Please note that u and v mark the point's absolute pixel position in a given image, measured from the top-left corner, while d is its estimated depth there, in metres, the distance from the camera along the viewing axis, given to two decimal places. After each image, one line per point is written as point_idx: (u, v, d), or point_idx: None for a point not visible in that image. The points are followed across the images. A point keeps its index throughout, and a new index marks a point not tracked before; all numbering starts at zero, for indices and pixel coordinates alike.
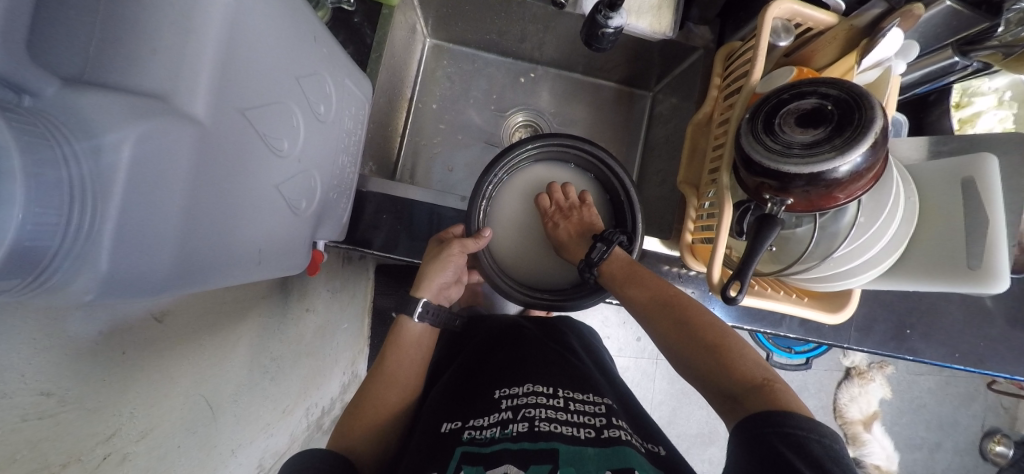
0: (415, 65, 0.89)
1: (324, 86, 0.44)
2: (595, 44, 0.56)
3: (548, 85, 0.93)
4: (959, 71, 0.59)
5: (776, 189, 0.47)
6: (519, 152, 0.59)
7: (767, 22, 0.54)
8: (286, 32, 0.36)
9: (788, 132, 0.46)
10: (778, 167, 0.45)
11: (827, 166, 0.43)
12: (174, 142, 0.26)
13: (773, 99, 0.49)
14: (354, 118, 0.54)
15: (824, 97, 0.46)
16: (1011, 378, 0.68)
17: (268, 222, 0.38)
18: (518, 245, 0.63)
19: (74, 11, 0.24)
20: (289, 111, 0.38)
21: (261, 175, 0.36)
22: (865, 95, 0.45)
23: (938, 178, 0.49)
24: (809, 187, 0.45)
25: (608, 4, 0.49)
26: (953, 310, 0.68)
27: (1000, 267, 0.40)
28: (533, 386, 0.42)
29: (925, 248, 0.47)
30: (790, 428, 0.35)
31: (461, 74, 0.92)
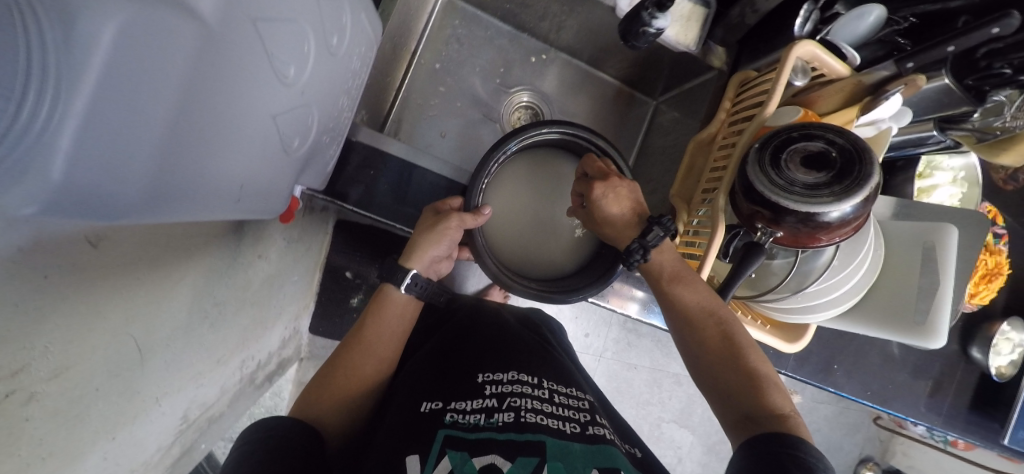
0: (425, 16, 0.82)
1: (341, 15, 0.39)
2: (631, 41, 0.54)
3: (557, 71, 0.90)
4: (931, 144, 0.63)
5: (768, 219, 0.49)
6: (530, 135, 0.57)
7: (789, 59, 0.55)
8: None
9: (792, 170, 0.48)
10: (779, 201, 0.47)
11: (823, 209, 0.45)
12: (167, 35, 0.21)
13: (783, 134, 0.51)
14: (361, 59, 0.48)
15: (831, 143, 0.49)
16: (904, 419, 0.78)
17: (256, 156, 0.33)
18: (513, 230, 0.60)
19: None
20: (302, 34, 0.33)
21: (260, 100, 0.30)
22: (867, 149, 0.47)
23: (902, 238, 0.53)
24: (802, 225, 0.48)
25: (657, 3, 0.48)
26: (871, 354, 0.77)
27: (940, 325, 0.46)
28: (518, 374, 0.42)
29: (881, 298, 0.52)
30: (799, 452, 0.39)
31: (471, 38, 0.87)
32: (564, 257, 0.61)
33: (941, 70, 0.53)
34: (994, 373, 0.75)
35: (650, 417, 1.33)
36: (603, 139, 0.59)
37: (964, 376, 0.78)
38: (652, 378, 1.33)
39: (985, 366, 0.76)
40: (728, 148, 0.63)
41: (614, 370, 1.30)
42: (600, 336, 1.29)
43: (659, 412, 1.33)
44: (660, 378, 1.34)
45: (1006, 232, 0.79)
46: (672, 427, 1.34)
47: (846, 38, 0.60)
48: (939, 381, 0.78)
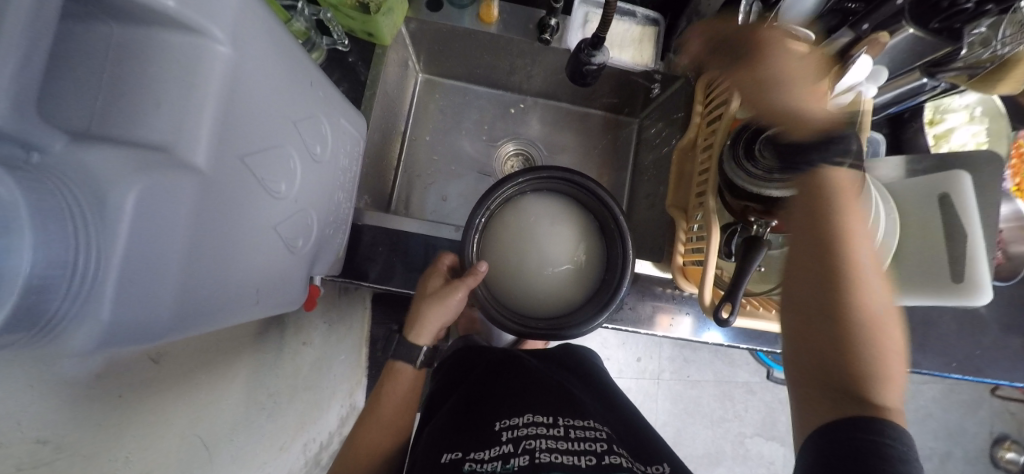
0: (407, 101, 0.85)
1: (321, 127, 0.45)
2: (581, 79, 0.59)
3: (538, 115, 0.89)
4: (928, 92, 0.63)
5: (761, 211, 0.50)
6: (508, 185, 0.60)
7: (743, 53, 0.55)
8: (285, 77, 0.38)
9: (768, 156, 0.48)
10: (762, 189, 0.47)
11: (808, 186, 0.44)
12: (175, 189, 0.27)
13: (752, 126, 0.51)
14: (348, 156, 0.55)
15: None
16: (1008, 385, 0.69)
17: (267, 260, 0.39)
18: (513, 275, 0.60)
19: (78, 70, 0.25)
20: (287, 154, 0.39)
21: (260, 216, 0.37)
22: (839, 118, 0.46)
23: (914, 197, 0.51)
24: (793, 206, 0.48)
25: (591, 43, 0.52)
26: (945, 319, 0.70)
27: (981, 280, 0.43)
28: (533, 416, 0.43)
29: (906, 261, 0.49)
30: (884, 440, 0.34)
31: (452, 107, 0.87)
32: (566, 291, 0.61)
33: (901, 22, 0.52)
34: None
35: (729, 435, 1.22)
36: (578, 174, 0.61)
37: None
38: (720, 391, 1.23)
39: None
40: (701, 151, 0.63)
41: (676, 390, 1.22)
42: (650, 358, 1.23)
43: (739, 428, 1.22)
44: (730, 391, 1.23)
45: None
46: (758, 441, 1.22)
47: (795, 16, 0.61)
48: None
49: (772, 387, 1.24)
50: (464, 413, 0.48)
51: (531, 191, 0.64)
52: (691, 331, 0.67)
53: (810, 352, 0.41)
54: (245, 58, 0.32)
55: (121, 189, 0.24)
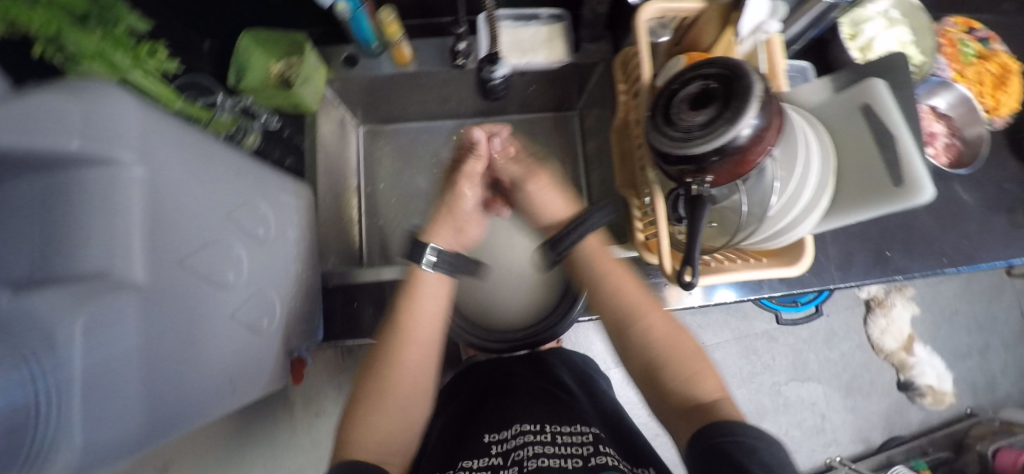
0: (354, 156, 0.81)
1: (259, 209, 0.47)
2: (492, 94, 0.62)
3: None
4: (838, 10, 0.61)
5: (694, 171, 0.48)
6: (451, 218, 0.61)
7: (640, 24, 0.52)
8: (209, 177, 0.40)
9: (686, 117, 0.49)
10: (687, 151, 0.46)
11: (727, 135, 0.44)
12: (120, 308, 0.28)
13: (665, 92, 0.52)
14: (300, 227, 0.56)
15: (707, 77, 0.49)
16: (1009, 264, 0.70)
17: (230, 348, 0.41)
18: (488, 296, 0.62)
19: (14, 225, 0.27)
20: (227, 245, 0.41)
21: (211, 309, 0.39)
22: (740, 64, 0.47)
23: (841, 116, 0.52)
24: (722, 158, 0.47)
25: (488, 60, 0.57)
26: (924, 219, 0.70)
27: (918, 175, 0.41)
28: (521, 425, 0.43)
29: (850, 180, 0.49)
30: (736, 435, 0.35)
31: (399, 150, 0.84)
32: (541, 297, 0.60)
33: None
34: None
35: (765, 388, 1.20)
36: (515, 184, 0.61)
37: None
38: (743, 347, 1.20)
39: None
40: (630, 130, 0.62)
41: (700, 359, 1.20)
42: None
43: (772, 377, 1.20)
44: (752, 344, 1.21)
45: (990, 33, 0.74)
46: (795, 387, 1.20)
47: None
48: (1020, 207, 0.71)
49: (792, 329, 1.22)
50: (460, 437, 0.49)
51: (478, 215, 0.64)
52: (703, 297, 0.66)
53: (652, 389, 0.48)
54: (161, 170, 0.33)
55: (64, 327, 0.25)
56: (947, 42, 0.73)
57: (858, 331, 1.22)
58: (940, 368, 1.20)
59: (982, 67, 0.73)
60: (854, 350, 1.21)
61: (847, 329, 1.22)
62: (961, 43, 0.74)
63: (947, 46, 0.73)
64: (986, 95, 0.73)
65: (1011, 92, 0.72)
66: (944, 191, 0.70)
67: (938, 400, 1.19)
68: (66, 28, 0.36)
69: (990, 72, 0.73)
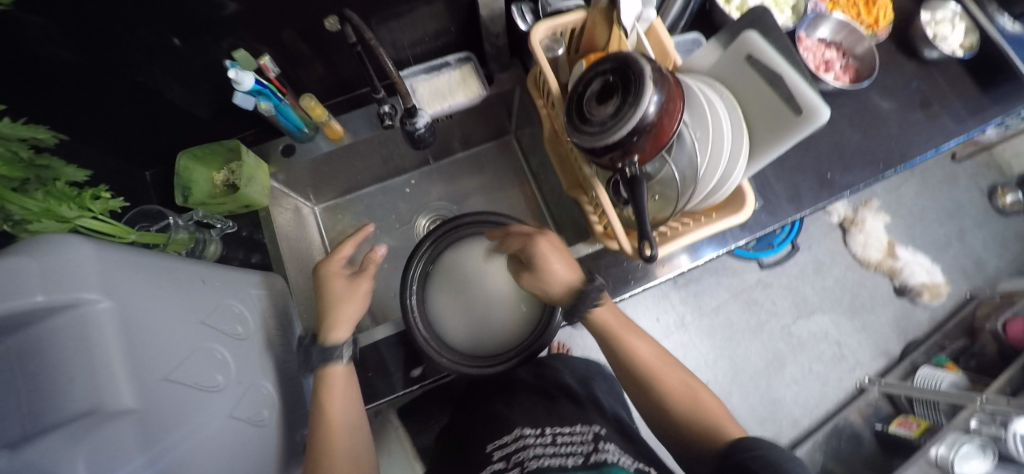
0: (317, 236, 0.82)
1: (233, 309, 0.48)
2: (421, 143, 0.66)
3: (433, 180, 0.88)
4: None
5: (621, 156, 0.51)
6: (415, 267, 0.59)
7: (535, 45, 0.57)
8: (176, 291, 0.41)
9: (596, 113, 0.50)
10: (606, 142, 0.48)
11: (635, 118, 0.46)
12: (121, 438, 0.29)
13: (574, 95, 0.54)
14: (278, 315, 0.57)
15: (604, 72, 0.51)
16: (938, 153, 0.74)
17: (236, 448, 0.42)
18: (474, 332, 0.58)
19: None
20: (210, 350, 0.43)
21: (210, 415, 0.40)
22: (628, 53, 0.49)
23: (732, 68, 0.55)
24: (641, 137, 0.48)
25: (408, 114, 0.61)
26: (849, 135, 0.74)
27: (810, 100, 0.44)
28: (522, 430, 0.46)
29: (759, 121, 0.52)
30: (756, 450, 0.39)
31: (358, 218, 0.85)
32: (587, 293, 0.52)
33: None
34: (962, 55, 0.77)
35: (775, 334, 1.21)
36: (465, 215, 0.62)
37: (932, 83, 0.78)
38: (743, 302, 1.23)
39: (944, 54, 0.77)
40: (559, 137, 0.64)
41: (707, 325, 1.21)
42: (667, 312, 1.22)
43: (779, 322, 1.22)
44: (751, 296, 1.24)
45: None
46: (803, 323, 1.22)
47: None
48: (928, 100, 0.77)
49: (782, 270, 1.25)
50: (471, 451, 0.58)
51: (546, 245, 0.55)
52: (690, 259, 0.68)
53: (668, 427, 0.51)
54: (129, 299, 0.35)
55: None
56: None
57: (843, 253, 1.25)
58: (927, 263, 1.24)
59: None
60: (846, 272, 1.24)
61: (833, 255, 1.25)
62: None
63: None
64: (862, 13, 0.79)
65: (882, 4, 0.79)
66: (857, 106, 0.76)
67: (937, 294, 1.22)
68: (8, 196, 0.38)
69: None
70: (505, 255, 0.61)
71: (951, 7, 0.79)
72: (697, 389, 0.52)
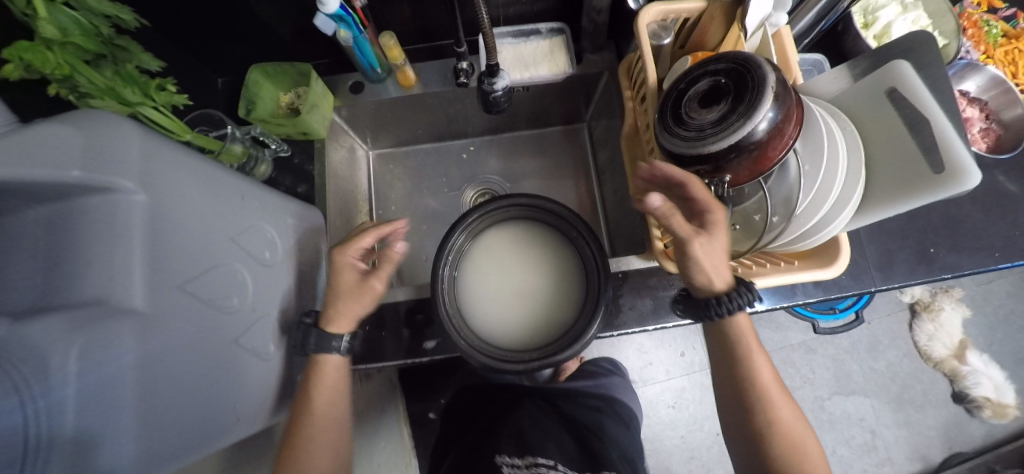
0: (366, 181, 0.79)
1: (266, 235, 0.46)
2: (493, 107, 0.60)
3: (493, 152, 0.82)
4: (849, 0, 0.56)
5: (711, 171, 0.44)
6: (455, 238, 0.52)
7: (642, 29, 0.51)
8: (211, 201, 0.39)
9: (697, 116, 0.43)
10: (703, 150, 0.41)
11: (744, 130, 0.39)
12: (117, 339, 0.27)
13: (672, 91, 0.47)
14: (307, 252, 0.55)
15: (715, 72, 0.44)
16: None
17: (236, 376, 0.40)
18: (499, 319, 0.53)
19: (21, 254, 0.27)
20: (233, 270, 0.41)
21: (216, 336, 0.37)
22: (751, 56, 0.42)
23: (864, 104, 0.47)
24: (740, 155, 0.42)
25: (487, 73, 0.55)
26: (969, 210, 0.64)
27: (964, 160, 0.36)
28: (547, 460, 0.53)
29: (882, 171, 0.44)
30: None
31: (408, 172, 0.81)
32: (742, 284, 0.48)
33: None
34: None
35: (806, 403, 1.11)
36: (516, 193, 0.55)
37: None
38: (779, 361, 1.13)
39: None
40: (639, 135, 0.57)
41: None
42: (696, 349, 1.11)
43: (814, 391, 1.12)
44: (789, 357, 1.13)
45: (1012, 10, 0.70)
46: (839, 401, 1.11)
47: None
48: None
49: (831, 338, 1.14)
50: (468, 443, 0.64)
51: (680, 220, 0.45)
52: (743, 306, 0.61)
53: (751, 463, 0.51)
54: (162, 198, 0.32)
55: (60, 353, 0.24)
56: (968, 23, 0.69)
57: (903, 338, 1.13)
58: (997, 379, 1.09)
59: (1011, 46, 0.69)
60: (903, 361, 1.12)
61: (892, 337, 1.13)
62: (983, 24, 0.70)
63: (969, 27, 0.69)
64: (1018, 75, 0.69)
65: None
66: (989, 180, 0.65)
67: (1001, 414, 1.08)
68: (80, 68, 0.37)
69: (1020, 50, 0.68)
70: (546, 246, 0.56)
71: None
72: (803, 436, 0.50)
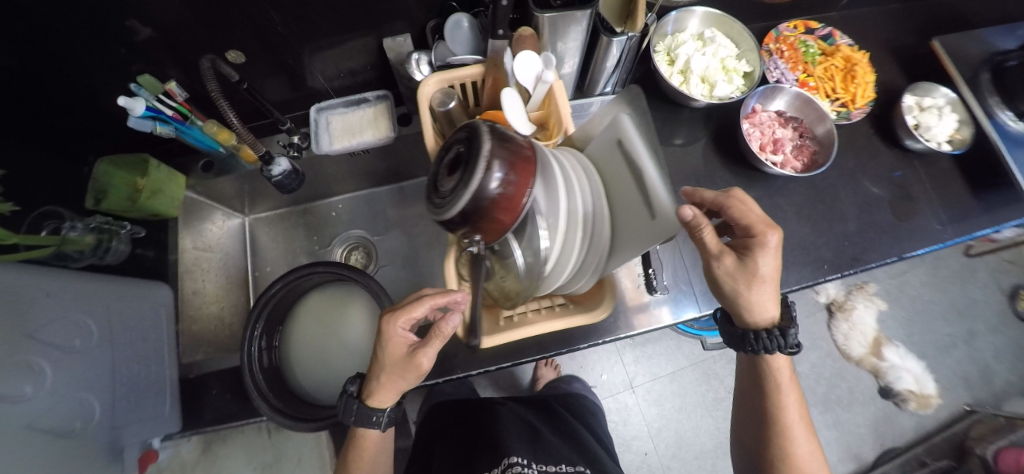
0: (239, 243, 0.85)
1: (80, 322, 0.50)
2: (285, 187, 0.73)
3: (359, 209, 0.90)
4: (625, 60, 0.63)
5: (468, 230, 0.45)
6: (262, 304, 0.54)
7: (422, 97, 0.53)
8: (9, 300, 0.43)
9: (446, 182, 0.45)
10: (450, 215, 0.43)
11: (473, 195, 0.41)
12: None
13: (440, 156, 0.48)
14: (146, 327, 0.60)
15: (461, 138, 0.46)
16: (903, 260, 0.65)
17: (35, 459, 0.42)
18: (324, 374, 0.57)
19: None
20: (28, 362, 0.43)
21: (5, 424, 0.40)
22: (481, 123, 0.44)
23: (606, 147, 0.47)
24: (483, 215, 0.43)
25: (263, 161, 0.67)
26: (795, 225, 0.67)
27: (664, 208, 0.37)
28: (511, 459, 0.54)
29: (621, 215, 0.45)
30: None
31: (282, 233, 0.89)
32: (786, 306, 0.49)
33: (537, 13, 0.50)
34: (949, 149, 0.67)
35: None
36: (322, 263, 0.56)
37: (915, 176, 0.70)
38: None
39: (931, 149, 0.68)
40: None
41: None
42: None
43: None
44: None
45: (828, 30, 0.75)
46: None
47: (465, 45, 0.58)
48: (909, 194, 0.69)
49: None
50: (453, 447, 0.66)
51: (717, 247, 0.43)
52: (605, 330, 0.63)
53: None
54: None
55: None
56: (784, 46, 0.74)
57: (824, 338, 1.16)
58: (916, 370, 1.13)
59: (828, 63, 0.72)
60: (825, 359, 1.15)
61: (813, 338, 1.16)
62: (802, 44, 0.74)
63: (786, 49, 0.73)
64: (839, 89, 0.71)
65: (863, 82, 0.70)
66: (810, 191, 0.69)
67: (924, 404, 1.11)
68: None
69: (837, 66, 0.72)
70: (366, 311, 0.60)
71: (941, 90, 0.70)
72: None
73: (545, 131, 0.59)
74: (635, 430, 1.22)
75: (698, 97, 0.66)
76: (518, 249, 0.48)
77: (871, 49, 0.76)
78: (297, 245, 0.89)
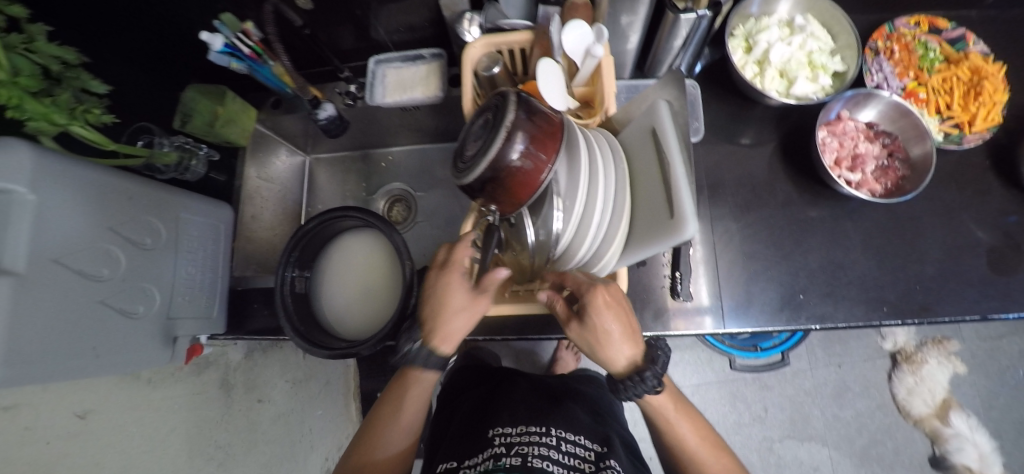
0: (298, 181, 0.93)
1: (152, 225, 0.58)
2: (330, 132, 0.78)
3: (406, 166, 0.94)
4: (693, 42, 0.57)
5: (485, 199, 0.46)
6: (301, 235, 0.59)
7: (467, 61, 0.54)
8: (98, 196, 0.51)
9: (470, 150, 0.45)
10: (466, 180, 0.43)
11: (489, 165, 0.40)
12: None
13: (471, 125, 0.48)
14: (206, 239, 0.68)
15: (491, 107, 0.45)
16: (990, 319, 0.55)
17: (104, 328, 0.52)
18: (345, 308, 0.63)
19: None
20: (108, 249, 0.52)
21: (87, 296, 0.49)
22: (510, 93, 0.43)
23: (639, 136, 0.44)
24: (498, 185, 0.43)
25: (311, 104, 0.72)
26: (862, 257, 0.58)
27: (682, 211, 0.34)
28: (526, 426, 0.55)
29: (642, 210, 0.42)
30: None
31: (336, 176, 0.95)
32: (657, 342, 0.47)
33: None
34: None
35: (749, 438, 1.05)
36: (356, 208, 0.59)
37: None
38: (723, 391, 1.07)
39: None
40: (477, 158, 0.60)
41: None
42: None
43: (761, 430, 1.05)
44: (735, 388, 1.08)
45: (960, 32, 0.62)
46: (790, 443, 1.03)
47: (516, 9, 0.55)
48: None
49: (786, 376, 1.07)
50: (468, 413, 0.67)
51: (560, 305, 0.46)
52: None
53: None
54: (45, 199, 0.45)
55: None
56: (897, 45, 0.61)
57: (878, 388, 1.03)
58: (984, 444, 0.98)
59: (950, 72, 0.60)
60: (872, 410, 1.03)
61: (865, 384, 1.04)
62: (921, 46, 0.61)
63: (897, 50, 0.61)
64: (954, 106, 0.58)
65: (994, 99, 0.57)
66: (889, 220, 0.59)
67: None
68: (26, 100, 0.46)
69: (960, 78, 0.59)
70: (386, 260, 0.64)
71: None
72: None
73: (587, 111, 0.57)
74: (642, 431, 1.20)
75: (772, 94, 0.58)
76: (531, 226, 0.47)
77: (1020, 61, 0.62)
78: (347, 190, 0.95)
